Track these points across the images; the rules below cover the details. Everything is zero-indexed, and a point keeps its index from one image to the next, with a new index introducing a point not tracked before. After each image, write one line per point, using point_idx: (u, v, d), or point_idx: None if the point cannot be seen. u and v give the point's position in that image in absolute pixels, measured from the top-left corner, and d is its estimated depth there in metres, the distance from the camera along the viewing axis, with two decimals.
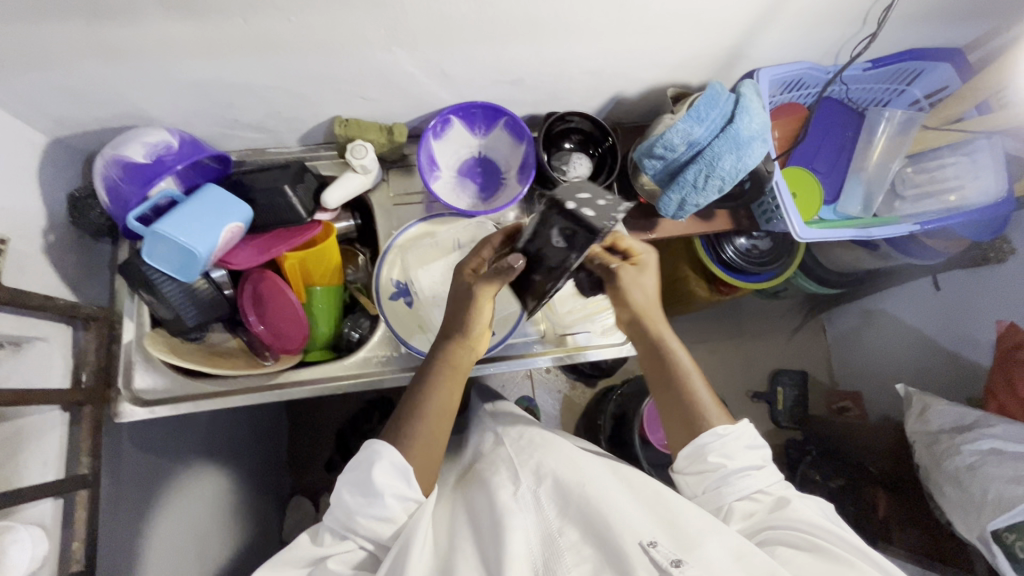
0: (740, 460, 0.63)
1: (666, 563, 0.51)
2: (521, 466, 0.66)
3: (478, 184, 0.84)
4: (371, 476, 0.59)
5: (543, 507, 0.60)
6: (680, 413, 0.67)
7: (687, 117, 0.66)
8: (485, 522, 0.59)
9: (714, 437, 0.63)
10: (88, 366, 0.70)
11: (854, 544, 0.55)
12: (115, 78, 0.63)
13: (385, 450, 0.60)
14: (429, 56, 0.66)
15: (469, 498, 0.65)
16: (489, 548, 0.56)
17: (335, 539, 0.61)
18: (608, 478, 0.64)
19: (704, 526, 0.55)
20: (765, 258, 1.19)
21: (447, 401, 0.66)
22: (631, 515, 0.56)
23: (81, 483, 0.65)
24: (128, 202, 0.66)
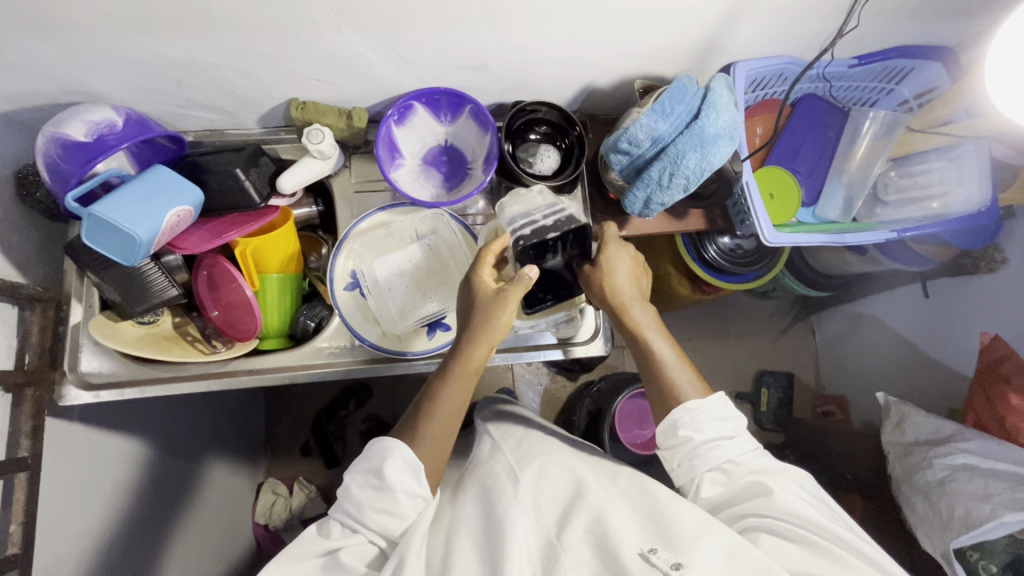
0: (710, 433, 0.62)
1: (666, 567, 0.48)
2: (520, 472, 0.66)
3: (443, 173, 0.82)
4: (384, 472, 0.58)
5: (541, 514, 0.59)
6: (656, 396, 0.66)
7: (651, 112, 0.63)
8: (490, 525, 0.58)
9: (686, 412, 0.62)
10: (32, 347, 0.68)
11: (842, 535, 0.53)
12: (52, 53, 0.60)
13: (397, 446, 0.60)
14: (383, 38, 0.63)
15: (468, 501, 0.65)
16: (491, 549, 0.55)
17: (343, 533, 0.60)
18: (603, 487, 0.61)
19: (705, 523, 0.53)
20: (749, 258, 1.16)
21: (459, 400, 0.65)
22: (630, 525, 0.55)
23: (20, 466, 0.64)
24: (68, 181, 0.63)
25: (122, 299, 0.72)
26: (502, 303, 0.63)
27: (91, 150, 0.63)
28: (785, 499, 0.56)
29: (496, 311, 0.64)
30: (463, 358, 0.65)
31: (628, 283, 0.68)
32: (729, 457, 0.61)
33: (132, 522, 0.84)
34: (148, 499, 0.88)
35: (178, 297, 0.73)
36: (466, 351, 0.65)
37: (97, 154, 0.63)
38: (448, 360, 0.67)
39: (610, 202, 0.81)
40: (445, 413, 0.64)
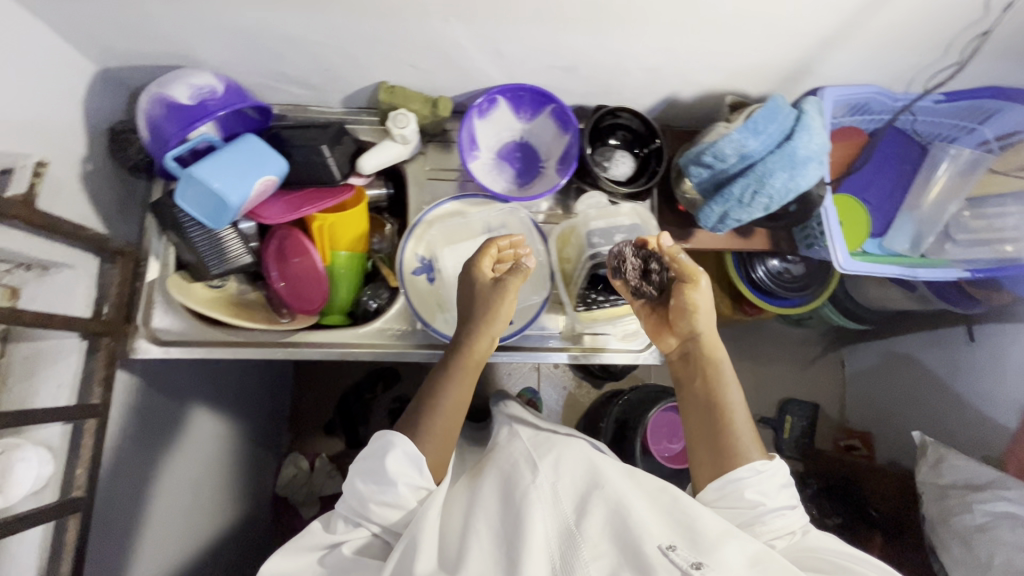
0: (776, 501, 0.60)
1: (687, 565, 0.49)
2: (538, 459, 0.64)
3: (515, 169, 0.83)
4: (385, 468, 0.58)
5: (560, 501, 0.58)
6: (715, 444, 0.64)
7: (742, 128, 0.63)
8: (508, 517, 0.56)
9: (752, 473, 0.60)
10: (110, 299, 0.71)
11: (872, 563, 0.54)
12: (166, 16, 0.62)
13: (399, 439, 0.60)
14: (486, 31, 0.64)
15: (486, 485, 0.63)
16: (509, 538, 0.54)
17: (346, 527, 0.60)
18: (623, 481, 0.60)
19: (726, 530, 0.54)
20: (796, 283, 1.15)
21: (464, 393, 0.68)
22: (650, 517, 0.55)
23: (90, 411, 0.67)
24: (167, 141, 0.65)
25: (200, 262, 0.74)
26: (503, 296, 0.68)
27: (190, 113, 0.65)
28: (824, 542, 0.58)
29: (498, 304, 0.68)
30: (466, 353, 0.68)
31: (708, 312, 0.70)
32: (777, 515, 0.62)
33: (174, 479, 0.85)
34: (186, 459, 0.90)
35: (250, 263, 0.76)
36: (470, 344, 0.69)
37: (195, 119, 0.65)
38: (447, 359, 0.69)
39: (676, 214, 0.82)
40: (450, 406, 0.66)
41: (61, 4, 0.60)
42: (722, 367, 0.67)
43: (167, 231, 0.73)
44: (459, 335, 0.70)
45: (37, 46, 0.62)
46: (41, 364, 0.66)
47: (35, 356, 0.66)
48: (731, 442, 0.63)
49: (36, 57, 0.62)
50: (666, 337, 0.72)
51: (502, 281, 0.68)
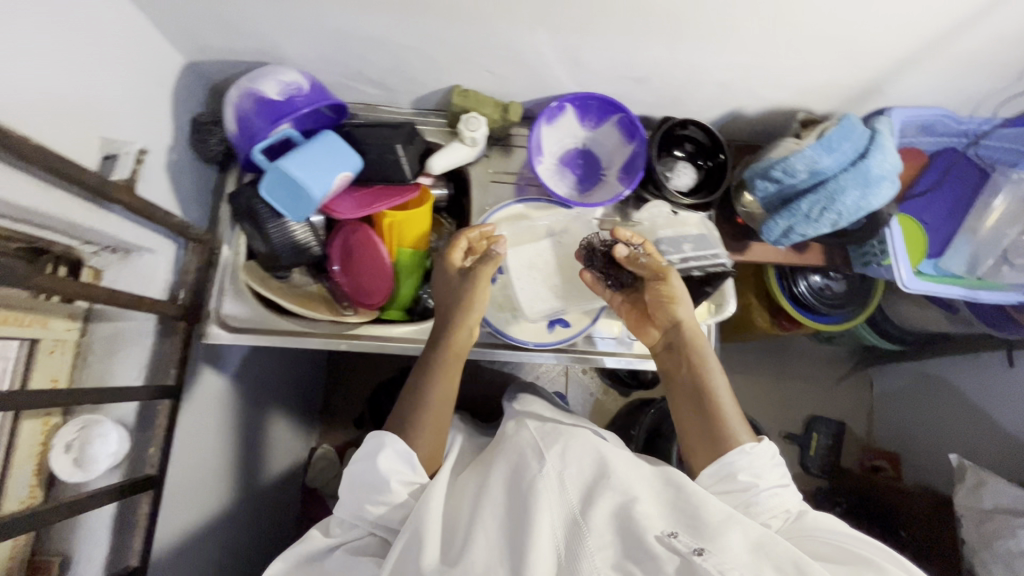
0: (770, 480, 0.62)
1: (688, 551, 0.51)
2: (546, 446, 0.65)
3: (577, 175, 0.84)
4: (377, 468, 0.60)
5: (566, 489, 0.59)
6: (705, 429, 0.65)
7: (816, 145, 0.65)
8: (517, 500, 0.58)
9: (743, 455, 0.62)
10: (185, 285, 0.74)
11: (871, 544, 0.56)
12: (263, 14, 0.64)
13: (389, 439, 0.62)
14: (568, 40, 0.66)
15: (493, 469, 0.64)
16: (518, 526, 0.55)
17: (345, 528, 0.62)
18: (629, 473, 0.62)
19: (729, 514, 0.55)
20: (837, 301, 1.16)
21: (449, 388, 0.69)
22: (656, 510, 0.57)
23: (165, 392, 0.69)
24: (255, 135, 0.68)
25: (271, 254, 0.75)
26: (477, 288, 0.70)
27: (273, 110, 0.67)
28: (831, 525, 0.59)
29: (473, 294, 0.70)
30: (444, 346, 0.70)
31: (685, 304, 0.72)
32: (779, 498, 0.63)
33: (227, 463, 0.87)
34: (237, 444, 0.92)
35: (317, 253, 0.78)
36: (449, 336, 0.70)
37: (278, 115, 0.67)
38: (427, 354, 0.71)
39: (733, 227, 0.83)
40: (433, 402, 0.67)
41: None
42: (703, 351, 0.69)
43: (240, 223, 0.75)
44: (436, 329, 0.72)
45: (138, 38, 0.65)
46: (122, 343, 0.69)
47: (117, 335, 0.68)
48: (720, 425, 0.64)
49: (137, 48, 0.64)
50: (648, 328, 0.73)
51: (473, 273, 0.71)
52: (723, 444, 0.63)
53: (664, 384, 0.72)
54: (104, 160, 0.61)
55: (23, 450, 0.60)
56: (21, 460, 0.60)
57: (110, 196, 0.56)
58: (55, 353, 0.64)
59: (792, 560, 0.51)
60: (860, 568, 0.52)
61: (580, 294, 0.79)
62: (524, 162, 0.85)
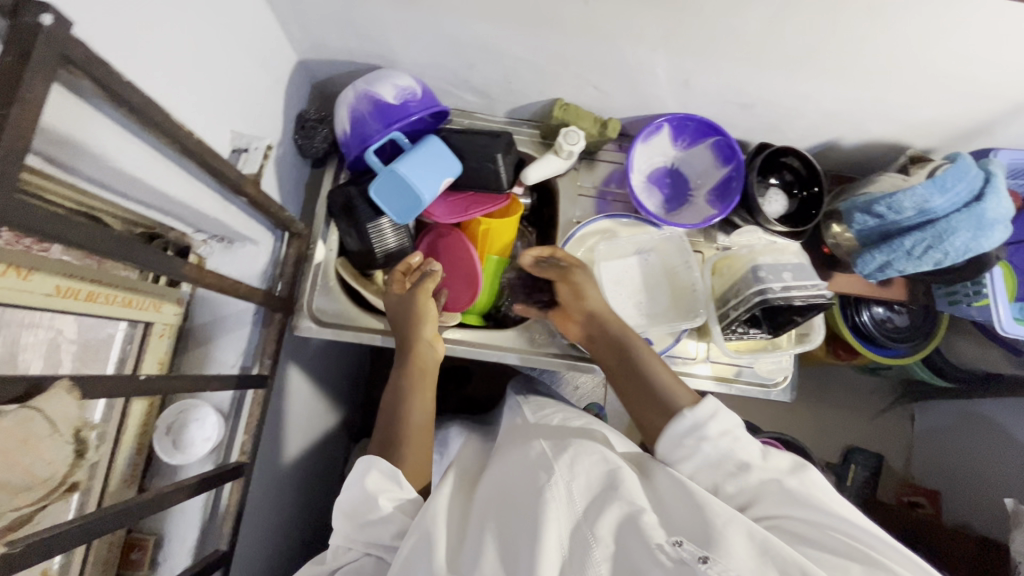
0: (716, 438, 0.57)
1: (694, 559, 0.44)
2: (551, 457, 0.57)
3: (664, 195, 0.84)
4: (362, 488, 0.56)
5: (574, 499, 0.51)
6: (652, 402, 0.63)
7: (929, 184, 0.65)
8: (522, 505, 0.52)
9: (689, 419, 0.58)
10: (284, 277, 0.74)
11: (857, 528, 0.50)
12: (389, 20, 0.66)
13: (370, 459, 0.59)
14: (686, 63, 0.66)
15: (494, 484, 0.58)
16: (519, 541, 0.48)
17: (337, 552, 0.56)
18: (637, 487, 0.54)
19: (736, 517, 0.49)
20: (899, 334, 1.15)
21: (426, 401, 0.68)
22: (660, 521, 0.50)
23: (262, 382, 0.70)
24: (369, 137, 0.70)
25: (365, 253, 0.77)
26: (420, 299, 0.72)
27: (387, 113, 0.69)
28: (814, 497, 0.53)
29: (421, 302, 0.72)
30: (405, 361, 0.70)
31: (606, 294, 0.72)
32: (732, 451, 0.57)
33: None
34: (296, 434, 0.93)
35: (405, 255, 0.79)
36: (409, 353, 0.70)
37: (392, 118, 0.69)
38: (396, 378, 0.70)
39: (818, 257, 0.83)
40: (416, 417, 0.66)
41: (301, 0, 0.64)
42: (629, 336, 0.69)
43: (336, 221, 0.77)
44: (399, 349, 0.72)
45: (267, 35, 0.66)
46: (221, 331, 0.71)
47: (215, 323, 0.70)
48: (665, 396, 0.63)
49: (265, 44, 0.66)
50: (573, 326, 0.74)
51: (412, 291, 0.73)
52: (668, 413, 0.61)
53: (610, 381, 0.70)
54: (233, 153, 0.62)
55: (128, 432, 0.63)
56: (127, 440, 0.62)
57: (241, 189, 0.57)
58: (163, 337, 0.65)
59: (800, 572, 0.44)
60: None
61: (667, 315, 0.77)
62: (612, 177, 0.85)
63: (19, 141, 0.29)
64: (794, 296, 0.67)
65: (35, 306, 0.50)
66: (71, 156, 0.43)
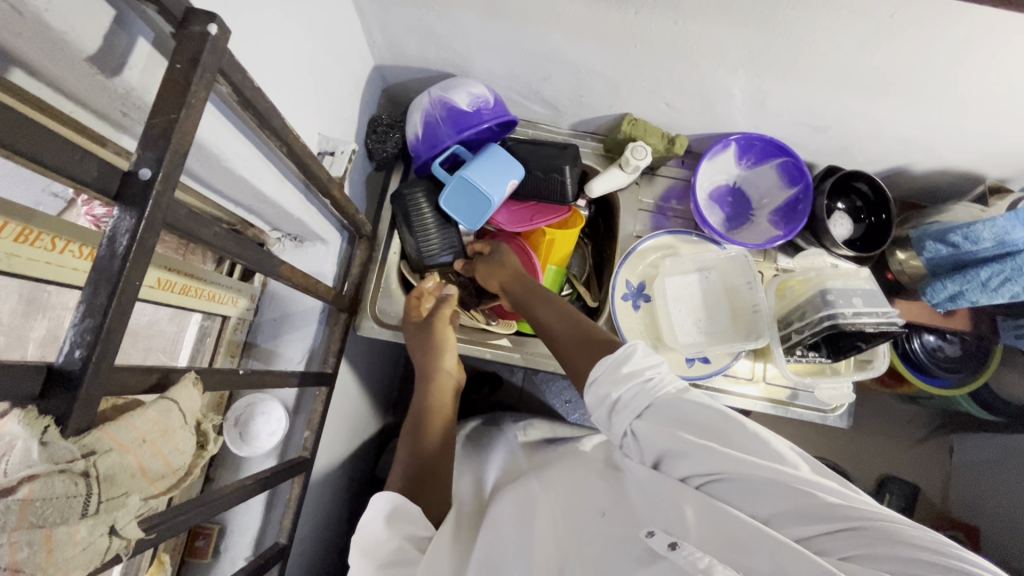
0: (629, 392, 0.54)
1: (663, 548, 0.44)
2: (525, 489, 0.60)
3: (725, 213, 0.84)
4: (383, 525, 0.53)
5: (556, 530, 0.54)
6: (573, 352, 0.62)
7: (1012, 216, 0.63)
8: (506, 526, 0.55)
9: (607, 366, 0.56)
10: (350, 277, 0.76)
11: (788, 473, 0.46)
12: (471, 31, 0.67)
13: (382, 497, 0.55)
14: (765, 84, 0.66)
15: (495, 505, 0.60)
16: (503, 554, 0.51)
17: None
18: (608, 492, 0.56)
19: (698, 496, 0.48)
20: (950, 364, 1.12)
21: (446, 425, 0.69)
22: (631, 515, 0.50)
23: (326, 380, 0.71)
24: (441, 143, 0.71)
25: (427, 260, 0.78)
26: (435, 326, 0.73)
27: (458, 119, 0.70)
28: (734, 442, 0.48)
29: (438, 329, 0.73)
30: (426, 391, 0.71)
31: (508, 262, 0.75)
32: (650, 395, 0.53)
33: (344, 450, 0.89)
34: (340, 431, 0.94)
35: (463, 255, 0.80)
36: (426, 380, 0.72)
37: (464, 125, 0.70)
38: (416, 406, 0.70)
39: (881, 282, 0.82)
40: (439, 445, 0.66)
41: (388, 9, 0.65)
42: (541, 295, 0.70)
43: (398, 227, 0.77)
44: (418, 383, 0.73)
45: (352, 42, 0.67)
46: (289, 327, 0.72)
47: (284, 319, 0.72)
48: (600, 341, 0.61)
49: (349, 50, 0.67)
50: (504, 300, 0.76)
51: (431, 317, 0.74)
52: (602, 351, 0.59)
53: (548, 341, 0.66)
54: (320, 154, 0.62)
55: None
56: None
57: (328, 191, 0.58)
58: (237, 331, 0.68)
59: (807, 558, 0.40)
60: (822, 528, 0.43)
61: (726, 334, 0.77)
62: (672, 193, 0.85)
63: (185, 142, 0.30)
64: (864, 323, 0.66)
65: (141, 297, 0.51)
66: (188, 155, 0.44)
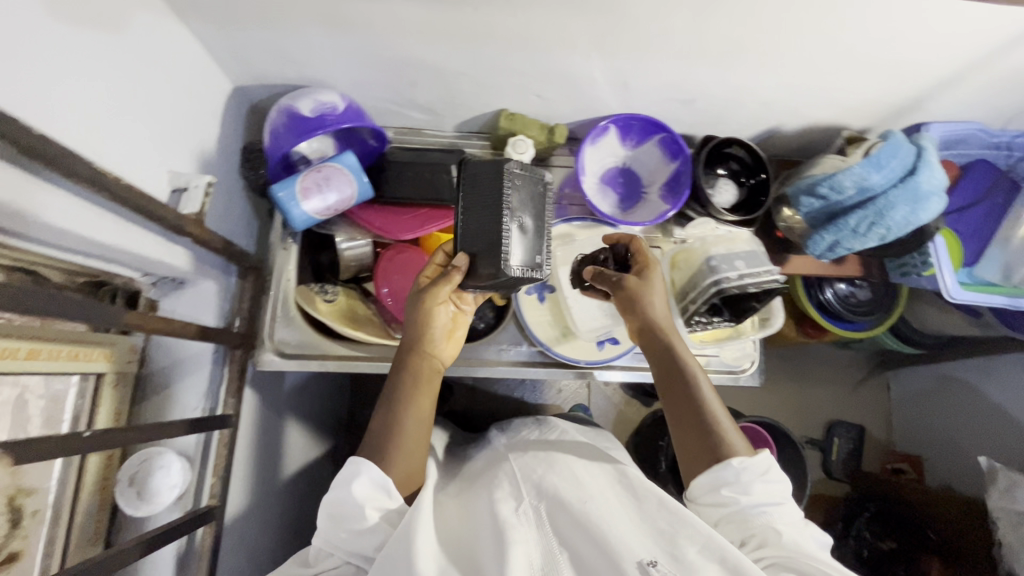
0: (757, 495, 0.57)
1: None
2: (522, 483, 0.62)
3: (619, 193, 0.85)
4: (351, 493, 0.56)
5: (544, 525, 0.56)
6: (697, 437, 0.61)
7: (865, 163, 0.66)
8: (485, 515, 0.57)
9: (729, 470, 0.58)
10: (241, 313, 0.74)
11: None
12: (322, 47, 0.65)
13: (365, 466, 0.58)
14: (622, 66, 0.67)
15: (477, 494, 0.63)
16: (487, 550, 0.52)
17: (319, 557, 0.59)
18: (607, 496, 0.60)
19: (709, 539, 0.52)
20: (862, 308, 1.18)
21: (423, 410, 0.65)
22: (629, 531, 0.54)
23: (225, 422, 0.69)
24: (285, 148, 0.67)
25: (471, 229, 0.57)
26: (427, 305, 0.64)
27: (301, 126, 0.67)
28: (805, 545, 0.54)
29: (430, 308, 0.65)
30: (410, 365, 0.66)
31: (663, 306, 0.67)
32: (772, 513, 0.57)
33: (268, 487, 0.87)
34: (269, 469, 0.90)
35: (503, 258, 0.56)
36: (412, 355, 0.67)
37: (303, 131, 0.67)
38: (394, 376, 0.66)
39: (774, 241, 0.85)
40: (409, 431, 0.63)
41: (228, 33, 0.63)
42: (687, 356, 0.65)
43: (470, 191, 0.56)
44: (401, 351, 0.68)
45: (198, 70, 0.65)
46: (179, 374, 0.69)
47: (173, 366, 0.68)
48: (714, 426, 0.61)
49: (196, 78, 0.65)
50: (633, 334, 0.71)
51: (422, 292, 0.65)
52: (713, 455, 0.59)
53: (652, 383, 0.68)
54: (172, 193, 0.60)
55: (86, 487, 0.61)
56: (86, 496, 0.61)
57: (184, 230, 0.56)
58: (117, 386, 0.64)
59: None
60: None
61: None
62: (566, 181, 0.86)
63: None
64: (748, 287, 0.68)
65: None
66: None
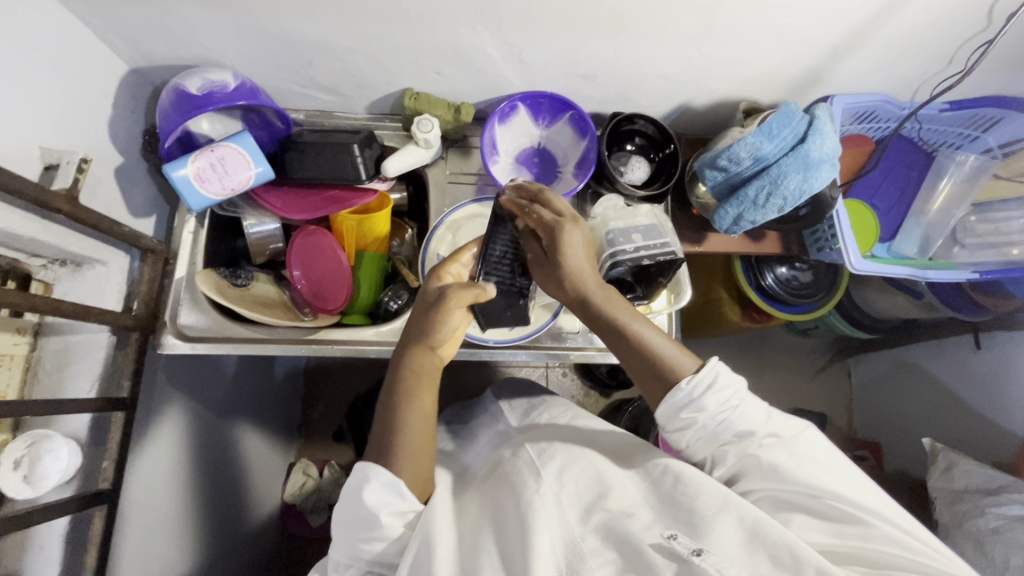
0: (714, 408, 0.57)
1: (687, 552, 0.47)
2: (540, 467, 0.61)
3: (534, 173, 0.84)
4: (363, 503, 0.53)
5: (564, 511, 0.55)
6: (647, 367, 0.60)
7: (757, 133, 0.66)
8: (512, 508, 0.56)
9: (683, 394, 0.57)
10: (140, 295, 0.73)
11: (856, 493, 0.53)
12: (206, 25, 0.65)
13: (371, 470, 0.55)
14: (511, 38, 0.67)
15: (498, 488, 0.61)
16: (512, 543, 0.51)
17: (340, 566, 0.56)
18: (631, 484, 0.59)
19: (727, 500, 0.52)
20: (805, 290, 1.17)
21: (428, 407, 0.60)
22: (651, 517, 0.53)
23: (120, 405, 0.69)
24: (170, 128, 0.67)
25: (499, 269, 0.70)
26: (447, 303, 0.61)
27: (187, 104, 0.68)
28: (802, 471, 0.54)
29: (449, 311, 0.61)
30: (415, 370, 0.61)
31: (584, 251, 0.62)
32: (740, 437, 0.57)
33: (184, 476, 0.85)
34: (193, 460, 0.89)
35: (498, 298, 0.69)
36: (418, 357, 0.62)
37: (190, 108, 0.67)
38: (393, 378, 0.62)
39: (691, 219, 0.84)
40: (417, 426, 0.58)
41: (107, 10, 0.62)
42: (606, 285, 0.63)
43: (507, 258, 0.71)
44: (400, 354, 0.63)
45: (81, 49, 0.65)
46: (73, 358, 0.68)
47: (67, 350, 0.67)
48: (661, 358, 0.59)
49: (79, 56, 0.64)
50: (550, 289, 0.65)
51: (445, 290, 0.62)
52: (664, 382, 0.59)
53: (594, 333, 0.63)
54: (44, 170, 0.60)
55: None
56: None
57: (52, 205, 0.56)
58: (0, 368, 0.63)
59: (788, 544, 0.47)
60: (857, 536, 0.51)
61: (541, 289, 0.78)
62: (480, 162, 0.85)
63: None
64: (640, 257, 0.68)
65: None
66: None
